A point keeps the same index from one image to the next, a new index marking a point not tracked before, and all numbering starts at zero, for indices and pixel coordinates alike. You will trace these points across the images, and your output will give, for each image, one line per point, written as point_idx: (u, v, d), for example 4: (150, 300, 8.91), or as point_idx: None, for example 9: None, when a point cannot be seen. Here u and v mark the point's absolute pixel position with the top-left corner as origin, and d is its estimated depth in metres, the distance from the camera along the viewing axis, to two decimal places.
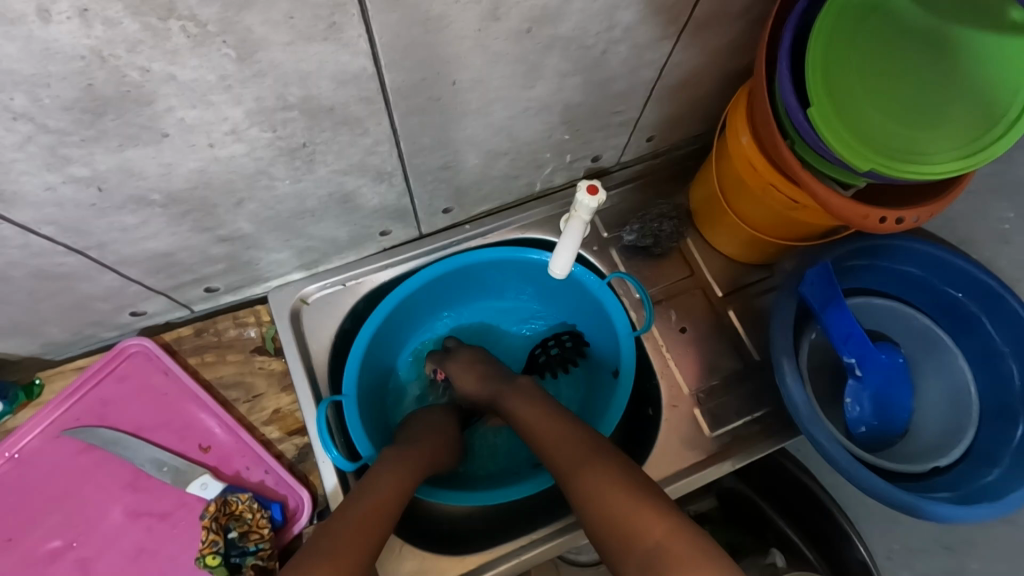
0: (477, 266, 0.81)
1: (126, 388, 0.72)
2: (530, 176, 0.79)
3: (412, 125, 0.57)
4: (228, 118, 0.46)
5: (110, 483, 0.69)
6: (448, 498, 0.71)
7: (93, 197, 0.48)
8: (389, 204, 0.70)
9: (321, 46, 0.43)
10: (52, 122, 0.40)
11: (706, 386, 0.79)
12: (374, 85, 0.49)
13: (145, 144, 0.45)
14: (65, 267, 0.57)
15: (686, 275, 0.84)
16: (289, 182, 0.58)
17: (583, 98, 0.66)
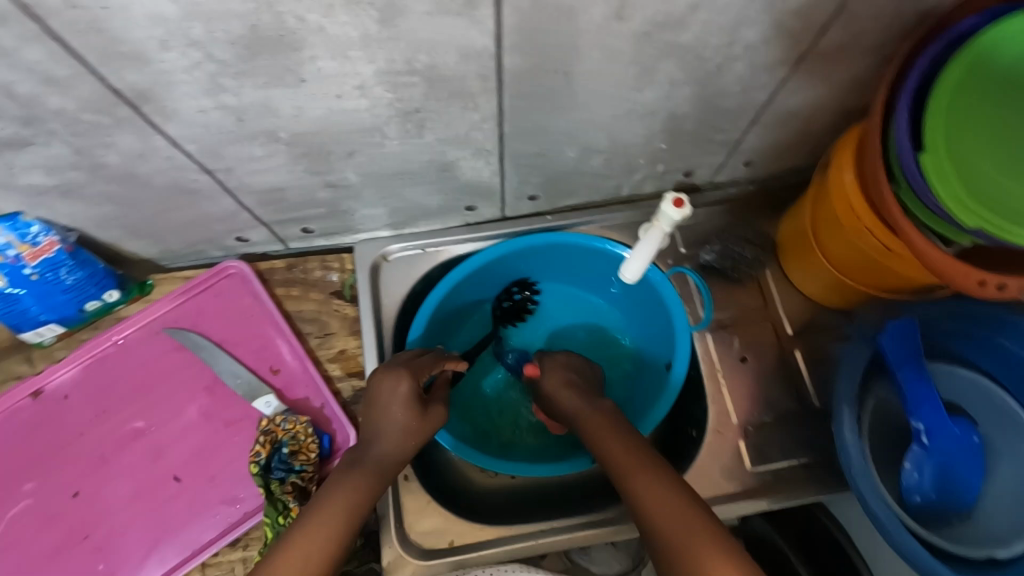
0: (535, 248, 0.83)
1: (220, 303, 0.80)
2: (620, 178, 0.80)
3: (518, 109, 0.60)
4: (359, 74, 0.51)
5: (193, 384, 0.77)
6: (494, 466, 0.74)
7: (233, 125, 0.55)
8: (481, 180, 0.74)
9: (454, 20, 0.46)
10: (218, 53, 0.46)
11: (756, 420, 0.78)
12: (493, 64, 0.52)
13: (286, 85, 0.50)
14: (196, 183, 0.64)
15: (759, 305, 0.83)
16: (397, 143, 0.62)
17: (688, 110, 0.66)
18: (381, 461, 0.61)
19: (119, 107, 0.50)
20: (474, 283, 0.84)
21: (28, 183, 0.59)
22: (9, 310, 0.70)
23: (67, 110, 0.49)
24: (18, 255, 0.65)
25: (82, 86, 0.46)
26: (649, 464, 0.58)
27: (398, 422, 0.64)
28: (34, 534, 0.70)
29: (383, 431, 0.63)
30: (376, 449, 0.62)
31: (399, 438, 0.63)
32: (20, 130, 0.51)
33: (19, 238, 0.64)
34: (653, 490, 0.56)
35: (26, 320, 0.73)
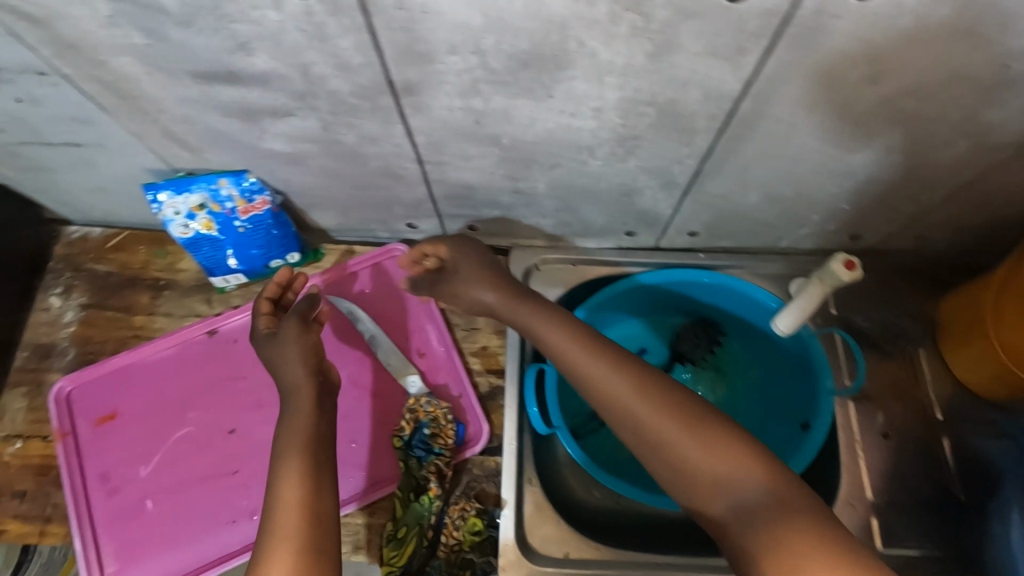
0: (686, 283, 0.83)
1: (383, 281, 0.86)
2: (786, 229, 0.80)
3: (727, 150, 0.61)
4: (603, 98, 0.53)
5: (346, 351, 0.82)
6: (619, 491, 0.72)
7: (467, 126, 0.59)
8: (655, 210, 0.76)
9: (717, 63, 0.48)
10: (492, 62, 0.50)
11: (892, 500, 0.75)
12: (728, 107, 0.54)
13: (533, 98, 0.54)
14: (403, 170, 0.69)
15: (910, 383, 0.80)
16: (599, 163, 0.65)
17: (888, 176, 0.66)
18: (297, 391, 0.64)
19: (381, 96, 0.55)
20: (619, 305, 0.85)
21: (268, 147, 0.66)
22: (212, 255, 0.79)
23: (339, 92, 0.55)
24: (234, 208, 0.74)
25: (366, 75, 0.52)
26: (706, 443, 0.53)
27: (298, 364, 0.64)
28: (191, 459, 0.77)
29: (299, 381, 0.64)
30: (295, 404, 0.63)
31: (297, 377, 0.64)
32: (289, 102, 0.57)
33: (240, 195, 0.73)
34: (700, 453, 0.53)
35: (222, 266, 0.81)
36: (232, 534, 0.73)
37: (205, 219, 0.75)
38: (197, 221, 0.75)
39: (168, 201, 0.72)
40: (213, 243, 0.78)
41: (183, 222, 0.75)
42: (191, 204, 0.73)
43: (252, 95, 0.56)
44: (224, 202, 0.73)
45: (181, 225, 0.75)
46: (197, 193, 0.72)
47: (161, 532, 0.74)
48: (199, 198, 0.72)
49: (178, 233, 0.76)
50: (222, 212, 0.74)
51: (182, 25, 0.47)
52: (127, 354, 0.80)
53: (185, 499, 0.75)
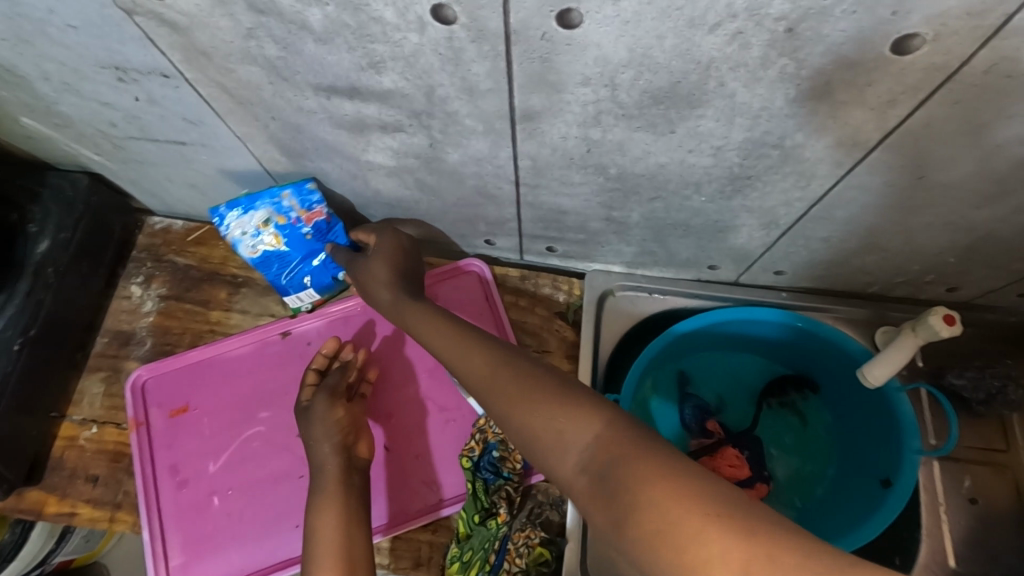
0: (765, 321, 0.82)
1: (457, 296, 0.85)
2: (879, 277, 0.77)
3: (842, 197, 0.59)
4: (728, 138, 0.52)
5: (418, 363, 0.82)
6: None
7: (577, 154, 0.58)
8: (746, 247, 0.74)
9: (862, 112, 0.46)
10: (623, 96, 0.48)
11: (976, 570, 0.71)
12: (858, 155, 0.52)
13: (655, 133, 0.53)
14: (498, 190, 0.68)
15: (1001, 447, 0.76)
16: (702, 199, 0.63)
17: (1008, 235, 0.63)
18: (324, 470, 0.67)
19: (498, 119, 0.54)
20: (693, 337, 0.84)
21: (369, 159, 0.65)
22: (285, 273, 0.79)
23: (457, 114, 0.54)
24: (296, 219, 0.74)
25: (490, 100, 0.51)
26: (524, 383, 0.49)
27: (323, 444, 0.69)
28: (259, 459, 0.77)
29: (324, 463, 0.68)
30: (321, 481, 0.66)
31: (324, 458, 0.68)
32: (403, 119, 0.57)
33: (301, 204, 0.72)
34: (630, 463, 0.40)
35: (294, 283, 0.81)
36: (296, 539, 0.73)
37: (271, 235, 0.75)
38: (264, 238, 0.75)
39: (236, 221, 0.73)
40: (282, 258, 0.78)
41: (253, 243, 0.76)
42: (255, 220, 0.74)
43: (368, 109, 0.56)
44: (286, 215, 0.73)
45: (251, 246, 0.76)
46: (259, 208, 0.72)
47: (227, 529, 0.74)
48: (260, 213, 0.73)
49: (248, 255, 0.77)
50: (285, 225, 0.74)
51: (318, 40, 0.46)
52: (204, 348, 0.81)
53: (251, 499, 0.75)
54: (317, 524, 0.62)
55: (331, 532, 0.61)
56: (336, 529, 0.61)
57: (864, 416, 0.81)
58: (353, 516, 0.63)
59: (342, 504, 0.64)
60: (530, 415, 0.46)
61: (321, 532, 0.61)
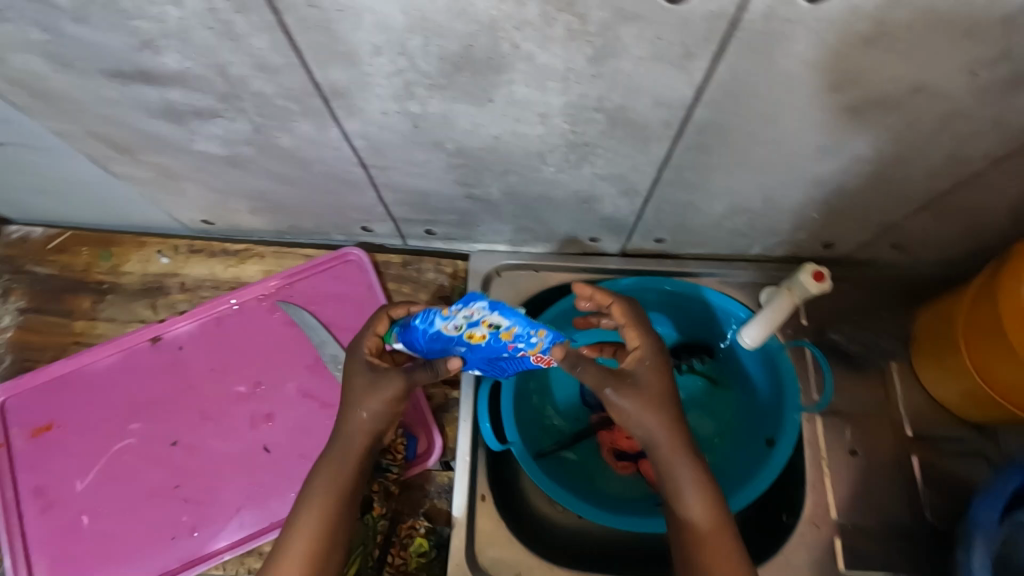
0: (651, 292, 0.81)
1: (334, 286, 0.81)
2: (755, 239, 0.77)
3: (686, 159, 0.58)
4: (547, 103, 0.50)
5: (297, 360, 0.79)
6: (584, 511, 0.72)
7: (406, 130, 0.55)
8: (618, 217, 0.72)
9: (665, 68, 0.45)
10: (423, 65, 0.46)
11: (857, 521, 0.72)
12: (682, 114, 0.50)
13: (472, 102, 0.50)
14: (349, 173, 0.65)
15: (881, 398, 0.77)
16: (553, 170, 0.61)
17: (859, 187, 0.62)
18: (349, 442, 0.59)
19: (310, 98, 0.51)
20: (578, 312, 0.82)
21: (202, 150, 0.61)
22: (428, 349, 0.60)
23: (265, 94, 0.51)
24: (526, 351, 0.56)
25: (290, 77, 0.48)
26: (708, 499, 0.57)
27: (360, 425, 0.59)
28: (131, 474, 0.73)
29: (351, 437, 0.59)
30: (341, 449, 0.59)
31: (354, 443, 0.59)
32: (215, 103, 0.53)
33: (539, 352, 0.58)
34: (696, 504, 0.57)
35: (414, 344, 0.59)
36: (171, 552, 0.70)
37: (484, 336, 0.55)
38: (475, 331, 0.55)
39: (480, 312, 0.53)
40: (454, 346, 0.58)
41: (462, 321, 0.55)
42: (488, 320, 0.54)
43: (173, 95, 0.52)
44: (525, 336, 0.54)
45: (456, 320, 0.55)
46: (511, 319, 0.53)
47: (98, 549, 0.71)
48: (504, 319, 0.53)
49: (439, 326, 0.56)
50: (516, 336, 0.55)
51: (79, 21, 0.43)
52: (66, 361, 0.77)
53: (123, 515, 0.72)
54: (309, 500, 0.57)
55: (317, 527, 0.56)
56: (320, 518, 0.56)
57: (753, 378, 0.81)
58: (343, 512, 0.57)
59: (343, 493, 0.58)
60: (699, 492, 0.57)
61: (309, 510, 0.56)
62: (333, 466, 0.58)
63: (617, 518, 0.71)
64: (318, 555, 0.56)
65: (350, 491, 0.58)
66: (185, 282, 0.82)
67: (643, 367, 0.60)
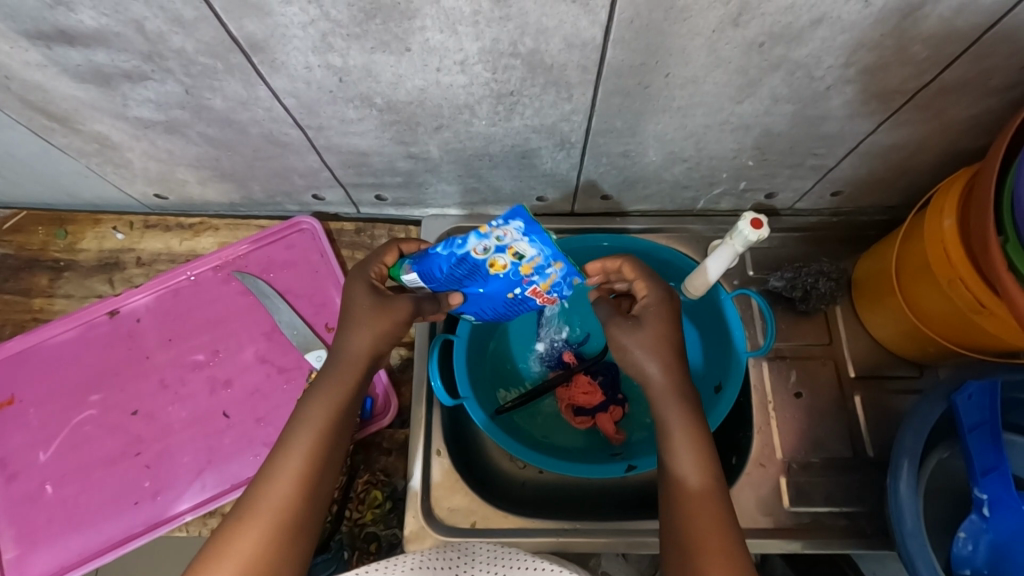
0: (600, 249, 0.82)
1: (290, 255, 0.83)
2: (699, 191, 0.78)
3: (611, 106, 0.59)
4: (463, 50, 0.51)
5: (253, 328, 0.80)
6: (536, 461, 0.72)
7: (334, 85, 0.56)
8: (559, 172, 0.73)
9: (567, 7, 0.46)
10: (334, 12, 0.47)
11: (802, 460, 0.74)
12: (596, 57, 0.52)
13: (391, 52, 0.51)
14: (287, 136, 0.66)
15: (824, 342, 0.79)
16: (485, 124, 0.62)
17: (786, 129, 0.64)
18: (347, 368, 0.58)
19: (231, 54, 0.52)
20: None
21: (137, 116, 0.62)
22: (445, 276, 0.60)
23: (186, 51, 0.52)
24: (539, 285, 0.60)
25: (206, 30, 0.49)
26: (692, 441, 0.57)
27: (361, 342, 0.58)
28: (93, 443, 0.75)
29: (346, 359, 0.58)
30: (337, 370, 0.57)
31: (352, 359, 0.58)
32: (140, 64, 0.54)
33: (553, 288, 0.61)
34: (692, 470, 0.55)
35: (431, 274, 0.60)
36: (134, 516, 0.72)
37: (502, 264, 0.58)
38: (500, 257, 0.57)
39: (512, 235, 0.55)
40: (473, 277, 0.60)
41: (492, 244, 0.56)
42: (515, 246, 0.56)
43: (97, 56, 0.53)
44: (543, 268, 0.58)
45: (487, 242, 0.56)
46: (539, 249, 0.56)
47: (63, 516, 0.72)
48: (532, 249, 0.56)
49: (468, 249, 0.56)
50: (535, 268, 0.59)
51: None
52: (24, 337, 0.78)
53: (86, 483, 0.73)
54: (301, 422, 0.55)
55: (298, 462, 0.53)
56: (313, 439, 0.54)
57: (703, 329, 0.83)
58: (335, 439, 0.55)
59: (337, 419, 0.56)
60: (696, 458, 0.56)
61: (303, 432, 0.54)
62: (329, 389, 0.57)
63: (566, 464, 0.72)
64: (306, 478, 0.53)
65: (343, 417, 0.56)
66: (141, 257, 0.84)
67: (648, 312, 0.61)
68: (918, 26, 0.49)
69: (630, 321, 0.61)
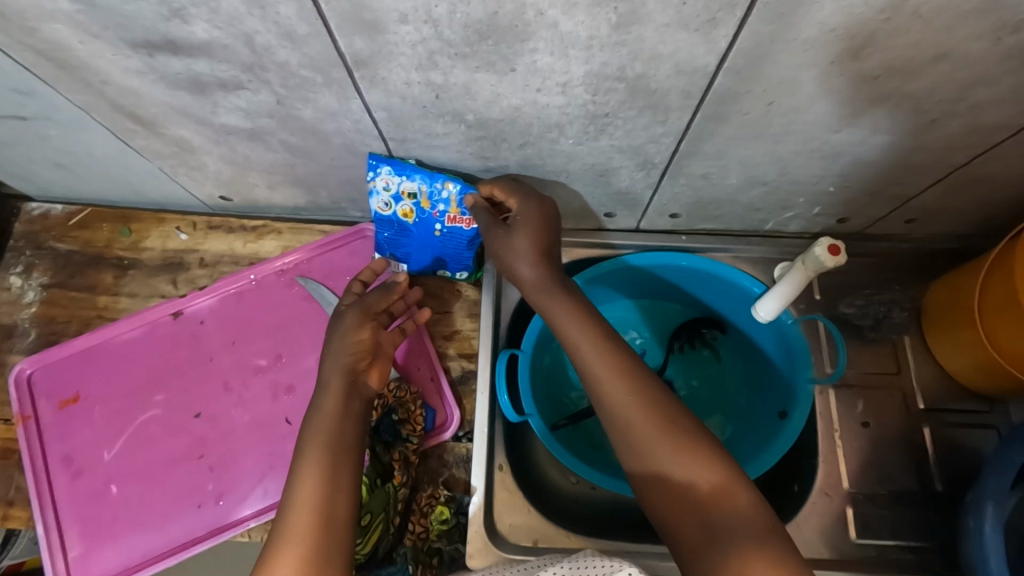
0: (664, 269, 0.82)
1: (353, 262, 0.83)
2: (771, 213, 0.77)
3: (705, 130, 0.58)
4: (569, 72, 0.50)
5: (316, 334, 0.80)
6: (599, 479, 0.71)
7: (429, 101, 0.55)
8: (633, 190, 0.72)
9: (688, 35, 0.45)
10: (447, 33, 0.46)
11: (869, 491, 0.73)
12: (703, 84, 0.51)
13: (495, 72, 0.51)
14: (368, 146, 0.65)
15: (892, 372, 0.78)
16: (571, 142, 0.62)
17: (877, 158, 0.62)
18: (330, 386, 0.61)
19: (334, 68, 0.51)
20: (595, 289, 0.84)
21: (223, 122, 0.62)
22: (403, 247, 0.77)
23: (289, 64, 0.51)
24: (446, 211, 0.70)
25: (315, 45, 0.48)
26: (650, 408, 0.54)
27: (338, 357, 0.63)
28: (158, 443, 0.75)
29: (331, 381, 0.62)
30: (324, 395, 0.60)
31: (331, 376, 0.62)
32: (239, 74, 0.53)
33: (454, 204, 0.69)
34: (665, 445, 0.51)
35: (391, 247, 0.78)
36: (198, 519, 0.72)
37: (409, 208, 0.71)
38: (403, 205, 0.70)
39: (386, 178, 0.66)
40: (401, 231, 0.75)
41: (387, 197, 0.70)
42: (403, 189, 0.68)
43: (198, 66, 0.52)
44: (437, 194, 0.68)
45: (383, 197, 0.70)
46: (418, 180, 0.67)
47: (126, 516, 0.73)
48: (415, 184, 0.68)
49: (380, 211, 0.72)
50: (433, 201, 0.69)
51: None
52: (89, 335, 0.79)
53: (150, 483, 0.74)
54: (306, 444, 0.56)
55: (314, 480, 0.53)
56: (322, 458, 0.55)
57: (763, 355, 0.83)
58: (339, 451, 0.56)
59: (329, 444, 0.56)
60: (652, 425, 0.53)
61: (305, 464, 0.55)
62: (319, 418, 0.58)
63: (625, 483, 0.71)
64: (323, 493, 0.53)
65: (344, 438, 0.57)
66: (205, 258, 0.83)
67: (516, 220, 0.64)
68: None
69: (505, 229, 0.65)
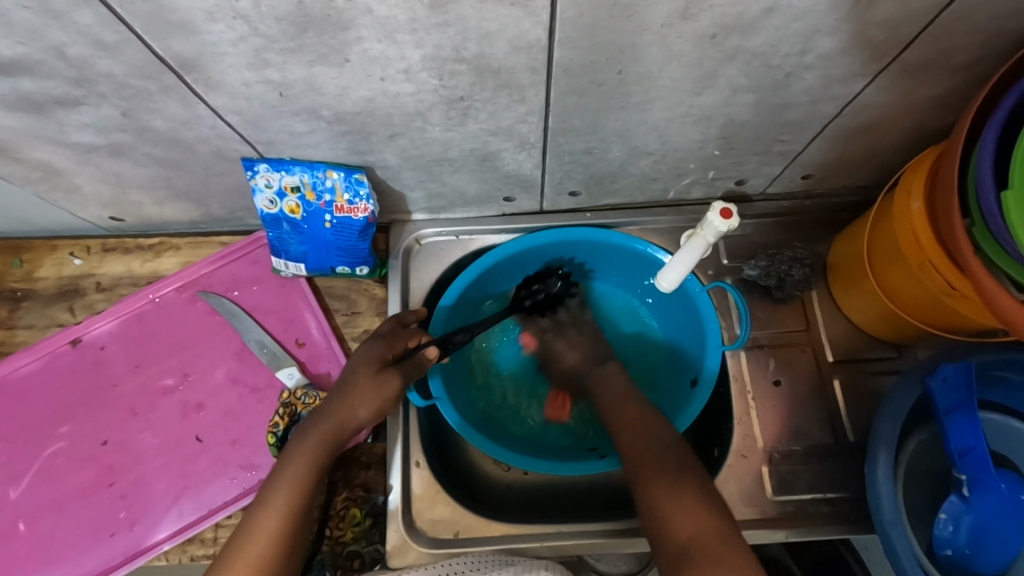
0: (574, 248, 0.81)
1: (256, 271, 0.81)
2: (668, 182, 0.76)
3: (568, 104, 0.57)
4: (405, 58, 0.49)
5: (221, 348, 0.78)
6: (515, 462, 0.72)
7: (276, 99, 0.54)
8: (522, 172, 0.71)
9: (506, 10, 0.44)
10: (264, 28, 0.45)
11: (785, 448, 0.74)
12: (544, 57, 0.50)
13: (330, 64, 0.49)
14: (238, 152, 0.63)
15: (801, 328, 0.78)
16: (440, 129, 0.60)
17: (751, 118, 0.62)
18: (344, 416, 0.62)
19: (162, 74, 0.49)
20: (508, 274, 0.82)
21: (77, 141, 0.60)
22: (297, 245, 0.74)
23: (115, 74, 0.49)
24: (333, 201, 0.68)
25: (131, 52, 0.46)
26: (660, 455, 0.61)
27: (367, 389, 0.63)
28: (65, 476, 0.74)
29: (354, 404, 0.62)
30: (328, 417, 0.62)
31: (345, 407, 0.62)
32: (71, 90, 0.51)
33: (344, 196, 0.68)
34: (669, 494, 0.57)
35: (283, 247, 0.74)
36: (112, 548, 0.71)
37: (295, 203, 0.69)
38: (288, 199, 0.68)
39: (264, 175, 0.65)
40: (292, 228, 0.72)
41: (270, 193, 0.68)
42: (284, 183, 0.66)
43: (24, 84, 0.50)
44: (320, 184, 0.67)
45: (267, 194, 0.68)
46: (298, 173, 0.65)
47: (39, 551, 0.71)
48: (297, 177, 0.66)
49: (265, 209, 0.70)
50: (317, 192, 0.68)
51: None
52: None
53: (61, 516, 0.72)
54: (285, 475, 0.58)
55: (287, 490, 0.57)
56: (295, 485, 0.58)
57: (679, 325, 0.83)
58: (317, 474, 0.59)
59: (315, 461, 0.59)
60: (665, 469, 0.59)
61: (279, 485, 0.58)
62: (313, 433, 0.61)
63: (555, 468, 0.72)
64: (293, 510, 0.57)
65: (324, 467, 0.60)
66: (102, 282, 0.81)
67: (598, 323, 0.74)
68: (873, 9, 0.47)
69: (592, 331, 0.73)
